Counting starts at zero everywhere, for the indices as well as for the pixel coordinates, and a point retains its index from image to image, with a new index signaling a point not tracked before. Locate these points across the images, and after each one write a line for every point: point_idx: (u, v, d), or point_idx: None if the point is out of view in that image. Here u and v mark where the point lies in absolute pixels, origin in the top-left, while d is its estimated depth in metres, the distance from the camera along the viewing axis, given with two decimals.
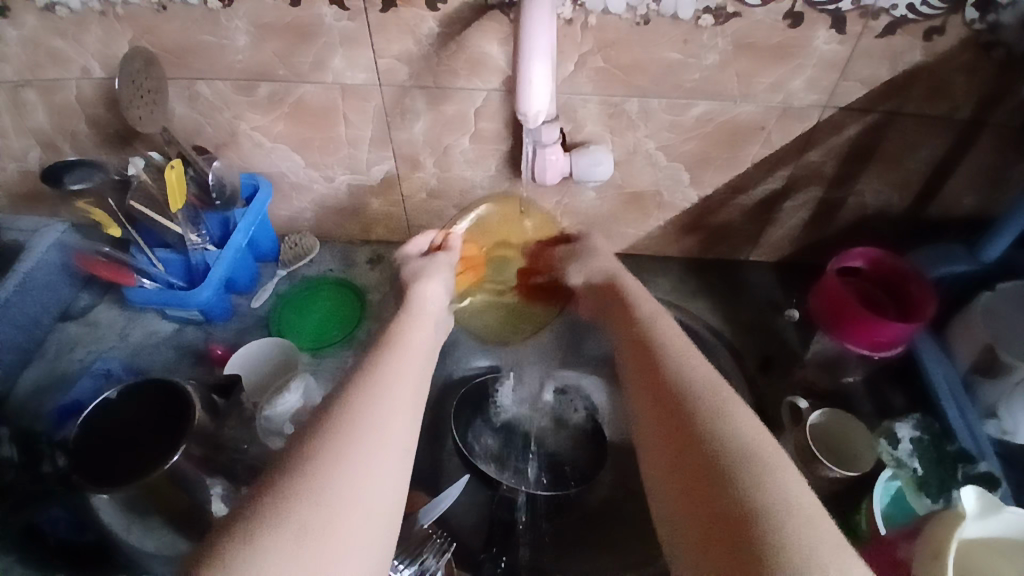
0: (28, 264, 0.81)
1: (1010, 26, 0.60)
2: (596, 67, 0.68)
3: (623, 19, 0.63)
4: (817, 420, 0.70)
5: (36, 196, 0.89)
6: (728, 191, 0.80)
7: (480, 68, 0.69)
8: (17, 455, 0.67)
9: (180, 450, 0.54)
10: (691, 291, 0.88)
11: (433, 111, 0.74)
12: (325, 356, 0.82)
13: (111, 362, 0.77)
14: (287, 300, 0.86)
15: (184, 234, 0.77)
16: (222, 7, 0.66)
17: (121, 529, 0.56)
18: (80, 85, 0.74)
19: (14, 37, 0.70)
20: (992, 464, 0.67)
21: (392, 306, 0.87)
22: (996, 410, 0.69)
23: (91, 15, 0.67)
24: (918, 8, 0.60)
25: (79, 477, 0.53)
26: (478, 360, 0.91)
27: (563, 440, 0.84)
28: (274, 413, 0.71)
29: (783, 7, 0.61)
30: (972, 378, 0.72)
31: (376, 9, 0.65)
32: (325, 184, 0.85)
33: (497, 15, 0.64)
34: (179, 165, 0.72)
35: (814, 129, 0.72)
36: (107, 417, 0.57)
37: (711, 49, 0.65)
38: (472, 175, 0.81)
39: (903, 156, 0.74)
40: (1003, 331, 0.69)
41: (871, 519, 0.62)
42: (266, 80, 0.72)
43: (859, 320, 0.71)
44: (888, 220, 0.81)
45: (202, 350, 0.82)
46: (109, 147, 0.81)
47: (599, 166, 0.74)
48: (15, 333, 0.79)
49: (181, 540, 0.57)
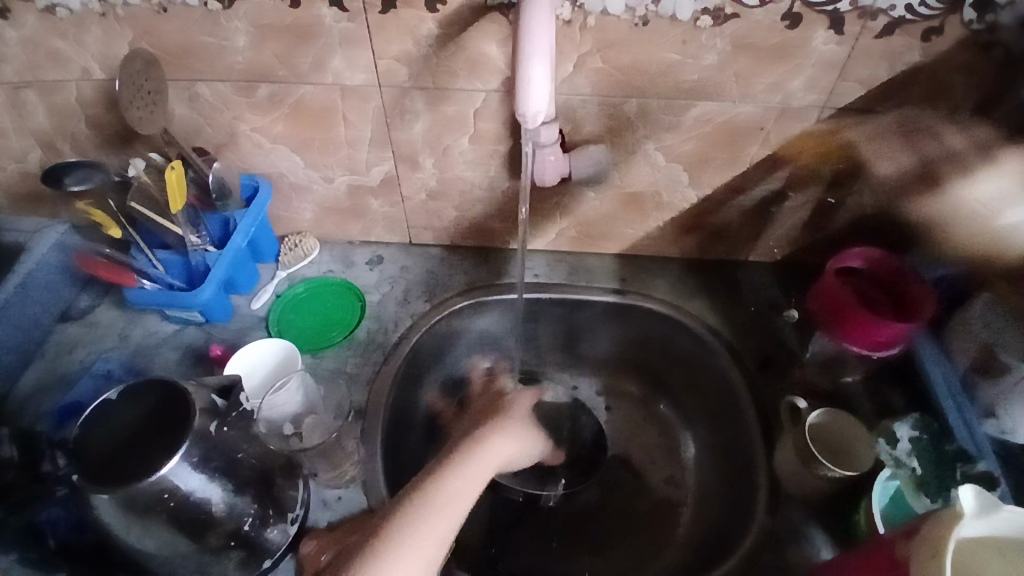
0: (28, 265, 0.81)
1: (1008, 26, 0.60)
2: (595, 67, 0.68)
3: (622, 19, 0.64)
4: (817, 421, 0.71)
5: (36, 197, 0.89)
6: (727, 191, 0.81)
7: (480, 69, 0.70)
8: (18, 456, 0.68)
9: (180, 451, 0.54)
10: (690, 291, 0.88)
11: (433, 111, 0.74)
12: (325, 356, 0.82)
13: (111, 362, 0.77)
14: (287, 301, 0.87)
15: (184, 234, 0.76)
16: (222, 8, 0.66)
17: (121, 531, 0.56)
18: (80, 85, 0.74)
19: (15, 38, 0.70)
20: (992, 464, 0.65)
21: (392, 306, 0.87)
22: (995, 411, 0.68)
23: (91, 16, 0.68)
24: (917, 8, 0.60)
25: (80, 478, 0.53)
26: (481, 361, 0.94)
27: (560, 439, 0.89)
28: (273, 413, 0.73)
29: (782, 7, 0.61)
30: (972, 378, 0.71)
31: (376, 9, 0.65)
32: (325, 184, 0.85)
33: (497, 16, 0.65)
34: (179, 165, 0.72)
35: (813, 129, 0.72)
36: (106, 418, 0.57)
37: (710, 49, 0.66)
38: (472, 175, 0.82)
39: (902, 156, 0.74)
40: (1001, 330, 0.69)
41: (870, 520, 0.63)
42: (266, 80, 0.72)
43: (859, 320, 0.72)
44: (888, 219, 0.81)
45: (202, 350, 0.82)
46: (108, 147, 0.81)
47: (596, 165, 0.77)
48: (15, 334, 0.80)
49: (178, 540, 0.57)
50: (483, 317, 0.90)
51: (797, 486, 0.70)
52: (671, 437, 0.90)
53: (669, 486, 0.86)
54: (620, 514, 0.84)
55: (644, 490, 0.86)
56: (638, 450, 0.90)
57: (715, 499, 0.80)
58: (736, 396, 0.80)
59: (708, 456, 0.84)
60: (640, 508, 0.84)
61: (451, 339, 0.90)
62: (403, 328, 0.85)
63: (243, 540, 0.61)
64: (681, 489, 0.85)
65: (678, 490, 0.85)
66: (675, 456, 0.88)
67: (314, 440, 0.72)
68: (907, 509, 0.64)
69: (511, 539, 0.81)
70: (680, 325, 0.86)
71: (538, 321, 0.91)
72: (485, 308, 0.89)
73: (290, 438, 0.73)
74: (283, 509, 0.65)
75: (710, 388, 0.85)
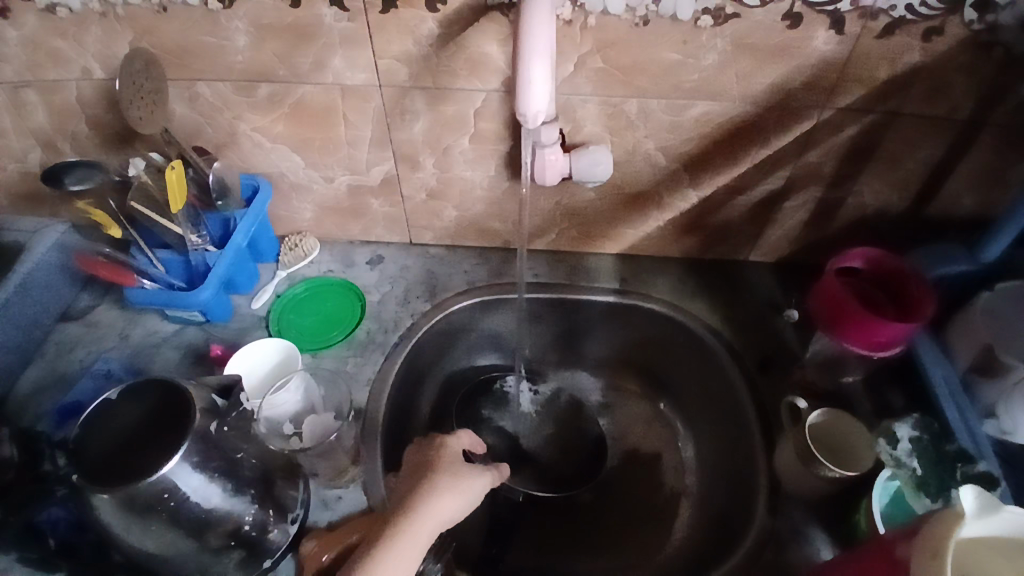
0: (28, 265, 0.81)
1: (1009, 26, 0.60)
2: (595, 67, 0.68)
3: (622, 19, 0.64)
4: (817, 420, 0.71)
5: (35, 196, 0.89)
6: (727, 191, 0.80)
7: (480, 69, 0.69)
8: (17, 455, 0.67)
9: (180, 451, 0.54)
10: (691, 291, 0.88)
11: (433, 111, 0.74)
12: (325, 356, 0.82)
13: (111, 362, 0.77)
14: (288, 301, 0.87)
15: (183, 234, 0.76)
16: (222, 7, 0.66)
17: (121, 530, 0.56)
18: (80, 85, 0.74)
19: (15, 37, 0.70)
20: (992, 464, 0.66)
21: (392, 306, 0.87)
22: (995, 410, 0.69)
23: (91, 15, 0.68)
24: (917, 8, 0.60)
25: (80, 477, 0.53)
26: (483, 359, 0.94)
27: (561, 438, 0.90)
28: (273, 413, 0.72)
29: (782, 7, 0.61)
30: (971, 377, 0.72)
31: (376, 9, 0.65)
32: (325, 184, 0.85)
33: (497, 16, 0.65)
34: (179, 165, 0.72)
35: (813, 129, 0.72)
36: (105, 418, 0.57)
37: (711, 49, 0.66)
38: (472, 175, 0.81)
39: (902, 156, 0.74)
40: (1003, 331, 0.69)
41: (870, 518, 0.63)
42: (266, 80, 0.72)
43: (859, 320, 0.71)
44: (888, 219, 0.81)
45: (202, 350, 0.82)
46: (109, 147, 0.81)
47: (598, 166, 0.74)
48: (15, 334, 0.79)
49: (179, 540, 0.57)
50: (484, 316, 0.90)
51: (796, 486, 0.70)
52: (671, 436, 0.90)
53: (670, 486, 0.86)
54: (621, 513, 0.84)
55: (645, 489, 0.86)
56: (638, 450, 0.89)
57: (715, 499, 0.80)
58: (737, 396, 0.80)
59: (708, 455, 0.84)
60: (640, 506, 0.84)
61: (451, 338, 0.90)
62: (403, 328, 0.85)
63: (243, 540, 0.61)
64: (683, 487, 0.85)
65: (678, 489, 0.85)
66: (676, 455, 0.88)
67: (314, 440, 0.72)
68: (907, 509, 0.65)
69: (512, 542, 0.80)
70: (680, 325, 0.86)
71: (538, 320, 0.91)
72: (486, 308, 0.89)
73: (290, 438, 0.73)
74: (284, 509, 0.65)
75: (710, 388, 0.85)
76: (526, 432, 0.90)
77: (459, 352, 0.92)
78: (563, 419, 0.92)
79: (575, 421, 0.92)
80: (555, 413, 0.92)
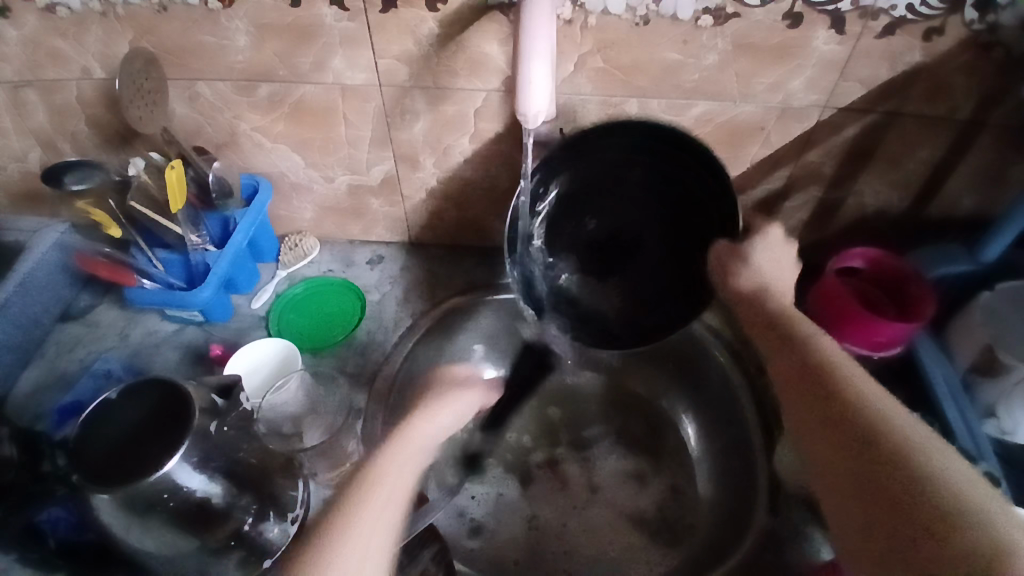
0: (28, 264, 0.80)
1: (1009, 26, 0.60)
2: (596, 67, 0.68)
3: (622, 19, 0.63)
4: None
5: (35, 197, 0.89)
6: None
7: (480, 69, 0.69)
8: (18, 455, 0.66)
9: (180, 450, 0.54)
10: None
11: (433, 110, 0.74)
12: (326, 357, 0.82)
13: (112, 361, 0.77)
14: (287, 300, 0.87)
15: (184, 234, 0.77)
16: (222, 7, 0.66)
17: (120, 530, 0.56)
18: (80, 85, 0.74)
19: (15, 37, 0.70)
20: (991, 466, 0.66)
21: (392, 306, 0.87)
22: (995, 410, 0.69)
23: (91, 15, 0.67)
24: (917, 9, 0.60)
25: (80, 478, 0.53)
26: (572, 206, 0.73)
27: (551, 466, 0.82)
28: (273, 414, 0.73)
29: (783, 7, 0.61)
30: (971, 377, 0.72)
31: (376, 9, 0.65)
32: (325, 184, 0.85)
33: (498, 15, 0.64)
34: (179, 164, 0.72)
35: (813, 130, 0.72)
36: (105, 417, 0.57)
37: (711, 49, 0.65)
38: (472, 175, 0.82)
39: (902, 156, 0.74)
40: (1003, 331, 0.70)
41: None
42: (267, 80, 0.72)
43: (860, 321, 0.72)
44: (888, 220, 0.81)
45: (202, 350, 0.82)
46: (109, 147, 0.81)
47: None
48: (16, 334, 0.79)
49: (180, 540, 0.57)
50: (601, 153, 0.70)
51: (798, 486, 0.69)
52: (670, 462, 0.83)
53: (665, 517, 0.78)
54: (601, 518, 0.78)
55: (637, 488, 0.81)
56: (620, 482, 0.81)
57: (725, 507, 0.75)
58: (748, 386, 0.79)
59: (714, 485, 0.78)
60: (625, 517, 0.79)
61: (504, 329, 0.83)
62: (403, 327, 0.85)
63: (243, 541, 0.60)
64: (683, 498, 0.80)
65: (688, 500, 0.79)
66: (670, 492, 0.80)
67: (315, 440, 0.74)
68: None
69: (496, 525, 0.78)
70: None
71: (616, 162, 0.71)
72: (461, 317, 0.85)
73: (290, 439, 0.74)
74: (283, 508, 0.64)
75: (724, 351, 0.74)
76: (515, 453, 0.84)
77: (635, 174, 0.72)
78: (648, 284, 0.75)
79: (659, 296, 0.75)
80: (667, 247, 0.74)
